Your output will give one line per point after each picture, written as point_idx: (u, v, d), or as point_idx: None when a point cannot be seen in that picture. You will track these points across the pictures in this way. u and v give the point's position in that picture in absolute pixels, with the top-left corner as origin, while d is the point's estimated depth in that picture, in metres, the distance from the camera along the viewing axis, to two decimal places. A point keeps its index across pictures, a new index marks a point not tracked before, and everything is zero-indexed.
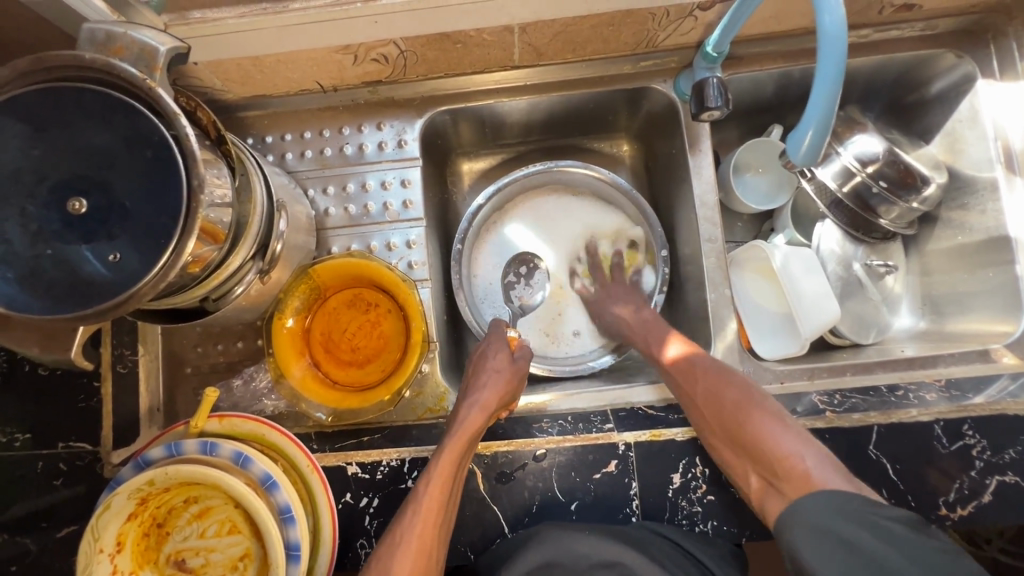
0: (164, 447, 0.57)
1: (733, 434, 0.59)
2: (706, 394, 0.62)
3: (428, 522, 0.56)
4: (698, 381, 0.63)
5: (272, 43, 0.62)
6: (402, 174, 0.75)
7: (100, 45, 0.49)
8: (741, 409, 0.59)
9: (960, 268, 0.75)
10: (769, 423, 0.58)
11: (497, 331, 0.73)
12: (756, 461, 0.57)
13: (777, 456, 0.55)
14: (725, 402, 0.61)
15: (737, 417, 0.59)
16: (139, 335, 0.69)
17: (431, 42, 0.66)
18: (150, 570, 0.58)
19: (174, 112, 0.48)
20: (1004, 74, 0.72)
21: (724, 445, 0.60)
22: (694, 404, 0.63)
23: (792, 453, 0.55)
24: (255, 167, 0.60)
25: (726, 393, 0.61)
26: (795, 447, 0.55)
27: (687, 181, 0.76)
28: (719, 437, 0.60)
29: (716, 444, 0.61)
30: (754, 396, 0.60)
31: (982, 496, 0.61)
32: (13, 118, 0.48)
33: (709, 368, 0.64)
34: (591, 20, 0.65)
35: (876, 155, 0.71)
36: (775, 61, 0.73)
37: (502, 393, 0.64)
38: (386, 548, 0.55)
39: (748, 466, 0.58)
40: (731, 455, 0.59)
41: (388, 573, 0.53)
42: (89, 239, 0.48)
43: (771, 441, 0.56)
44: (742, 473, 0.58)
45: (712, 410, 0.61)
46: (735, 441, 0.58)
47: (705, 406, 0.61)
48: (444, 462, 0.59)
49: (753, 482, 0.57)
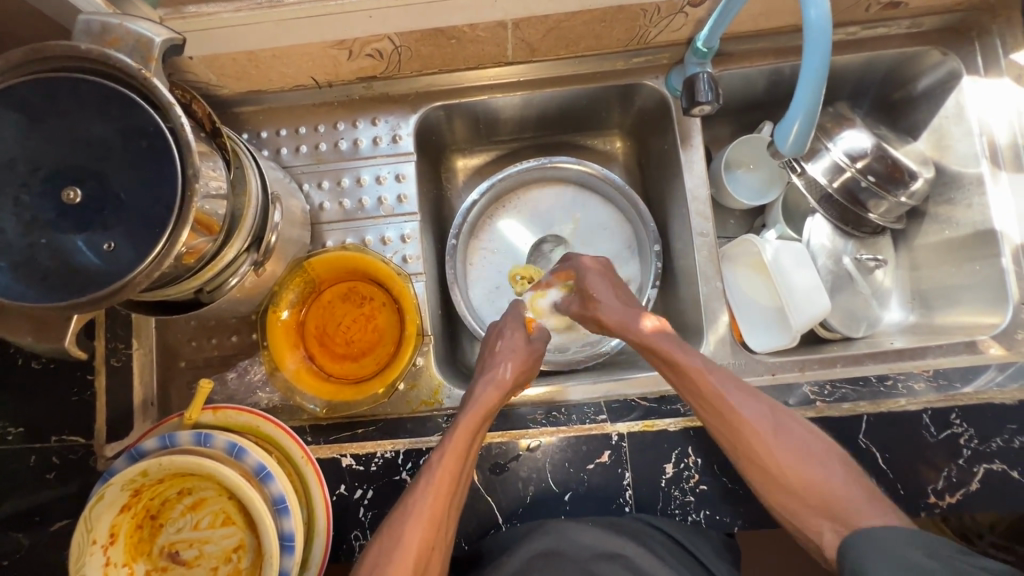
0: (158, 439, 0.57)
1: (814, 491, 0.55)
2: (783, 445, 0.57)
3: (440, 494, 0.56)
4: (774, 431, 0.58)
5: (268, 37, 0.63)
6: (397, 169, 0.76)
7: (95, 37, 0.49)
8: (815, 458, 0.56)
9: (947, 262, 0.76)
10: (846, 479, 0.55)
11: (517, 311, 0.74)
12: (832, 516, 0.54)
13: (863, 516, 0.53)
14: (806, 456, 0.56)
15: (818, 474, 0.55)
16: (134, 329, 0.70)
17: (425, 38, 0.67)
18: (144, 562, 0.58)
19: (168, 103, 0.48)
20: (988, 70, 0.73)
21: (794, 497, 0.56)
22: (767, 455, 0.57)
23: (879, 516, 0.52)
24: (251, 160, 0.61)
25: (804, 445, 0.57)
26: (882, 511, 0.53)
27: (679, 176, 0.76)
28: (794, 491, 0.56)
29: (780, 495, 0.57)
30: (827, 448, 0.57)
31: (970, 484, 0.62)
32: (8, 108, 0.48)
33: (780, 416, 0.59)
34: (583, 16, 0.66)
35: (864, 150, 0.72)
36: (765, 58, 0.74)
37: (518, 373, 0.66)
38: (398, 514, 0.56)
39: (824, 522, 0.55)
40: (804, 510, 0.56)
41: (400, 540, 0.54)
42: (83, 229, 0.48)
43: (854, 501, 0.54)
44: (810, 526, 0.55)
45: (795, 466, 0.56)
46: (814, 498, 0.55)
47: (785, 463, 0.56)
48: (459, 433, 0.60)
49: (825, 536, 0.55)
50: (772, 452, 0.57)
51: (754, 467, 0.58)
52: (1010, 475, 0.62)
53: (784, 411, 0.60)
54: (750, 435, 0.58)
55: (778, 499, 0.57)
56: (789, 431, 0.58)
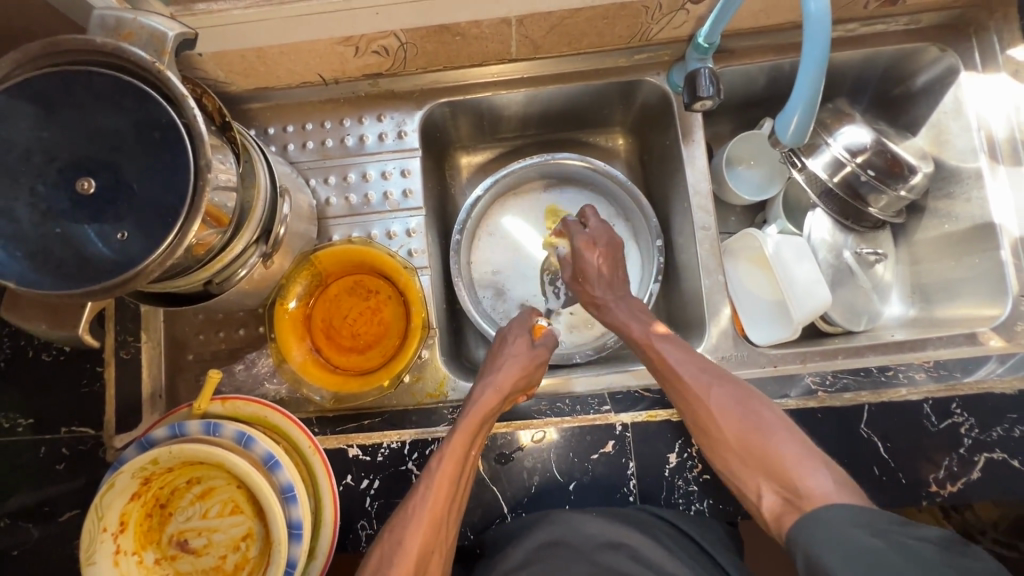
0: (167, 428, 0.58)
1: (752, 450, 0.57)
2: (718, 408, 0.60)
3: (440, 497, 0.57)
4: (711, 392, 0.61)
5: (276, 34, 0.64)
6: (403, 164, 0.77)
7: (110, 30, 0.50)
8: (753, 420, 0.59)
9: (947, 255, 0.77)
10: (785, 439, 0.57)
11: (522, 319, 0.75)
12: (773, 477, 0.56)
13: (797, 473, 0.54)
14: (745, 418, 0.59)
15: (755, 433, 0.58)
16: (142, 322, 0.70)
17: (430, 35, 0.68)
18: (153, 550, 0.59)
19: (182, 95, 0.49)
20: (985, 66, 0.74)
21: (736, 457, 0.58)
22: (710, 419, 0.60)
23: (811, 473, 0.54)
24: (260, 154, 0.62)
25: (745, 408, 0.60)
26: (815, 467, 0.54)
27: (681, 171, 0.77)
28: (735, 451, 0.58)
29: (725, 456, 0.59)
30: (768, 411, 0.60)
31: (971, 473, 0.62)
32: (24, 100, 0.49)
33: (723, 381, 0.62)
34: (586, 13, 0.67)
35: (864, 145, 0.73)
36: (764, 55, 0.75)
37: (517, 377, 0.66)
38: (399, 519, 0.57)
39: (762, 482, 0.57)
40: (744, 469, 0.58)
41: (401, 546, 0.55)
42: (97, 219, 0.49)
43: (790, 459, 0.56)
44: (751, 487, 0.58)
45: (735, 428, 0.59)
46: (754, 459, 0.57)
47: (725, 425, 0.59)
48: (457, 439, 0.60)
49: (765, 498, 0.56)
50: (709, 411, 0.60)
51: (698, 430, 0.61)
52: (1011, 464, 0.62)
53: (730, 378, 0.63)
54: (688, 396, 0.62)
55: (722, 460, 0.60)
56: (731, 393, 0.61)
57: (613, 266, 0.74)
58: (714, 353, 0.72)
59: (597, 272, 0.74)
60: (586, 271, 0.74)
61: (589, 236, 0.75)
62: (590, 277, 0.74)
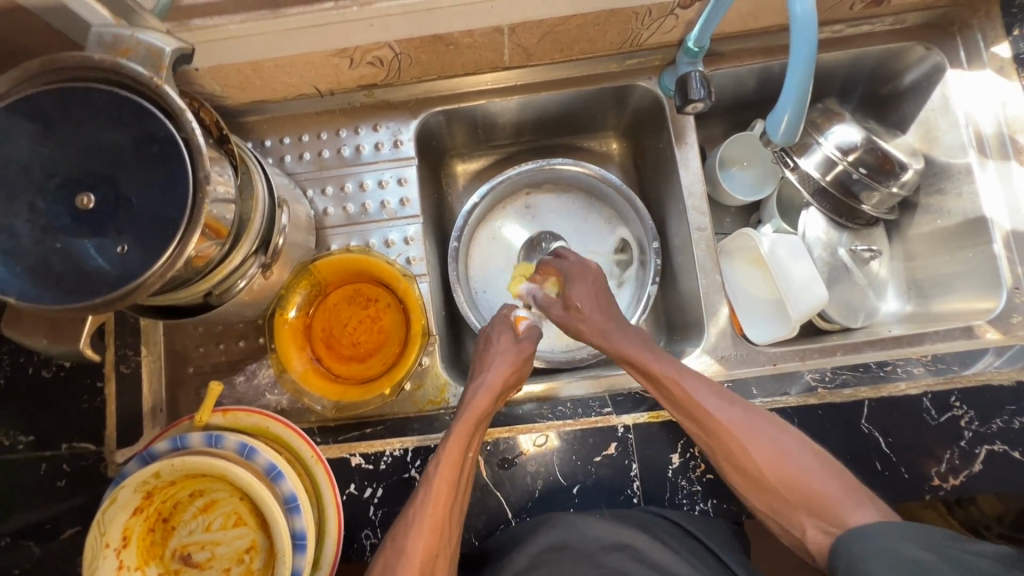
0: (168, 441, 0.58)
1: (793, 488, 0.57)
2: (759, 451, 0.58)
3: (439, 503, 0.57)
4: (752, 437, 0.59)
5: (272, 47, 0.65)
6: (399, 173, 0.77)
7: (108, 47, 0.50)
8: (796, 462, 0.58)
9: (941, 250, 0.78)
10: (824, 473, 0.57)
11: (501, 316, 0.75)
12: (816, 514, 0.56)
13: (843, 511, 0.55)
14: (780, 455, 0.58)
15: (796, 472, 0.57)
16: (142, 335, 0.71)
17: (425, 45, 0.69)
18: (156, 565, 0.58)
19: (180, 109, 0.49)
20: (971, 64, 0.75)
21: (776, 496, 0.58)
22: (747, 460, 0.59)
23: (858, 508, 0.55)
24: (257, 166, 0.62)
25: (779, 443, 0.59)
26: (860, 502, 0.55)
27: (674, 173, 0.78)
28: (777, 491, 0.58)
29: (761, 494, 0.59)
30: (801, 444, 0.59)
31: (973, 465, 0.63)
32: (23, 118, 0.49)
33: (754, 416, 0.61)
34: (577, 20, 0.68)
35: (855, 143, 0.74)
36: (754, 57, 0.76)
37: (507, 374, 0.67)
38: (401, 527, 0.57)
39: (805, 518, 0.57)
40: (786, 507, 0.58)
41: (404, 552, 0.55)
42: (96, 233, 0.49)
43: (833, 495, 0.56)
44: (795, 524, 0.58)
45: (772, 466, 0.58)
46: (796, 496, 0.57)
47: (763, 464, 0.58)
48: (451, 444, 0.60)
49: (806, 531, 0.57)
50: (746, 453, 0.59)
51: (737, 473, 0.60)
52: (1012, 455, 0.63)
53: (757, 412, 0.61)
54: (725, 439, 0.60)
55: (761, 498, 0.59)
56: (763, 429, 0.60)
57: (605, 299, 0.75)
58: (713, 353, 0.72)
59: (592, 302, 0.74)
60: (582, 299, 0.74)
61: (579, 269, 0.75)
62: (581, 305, 0.73)
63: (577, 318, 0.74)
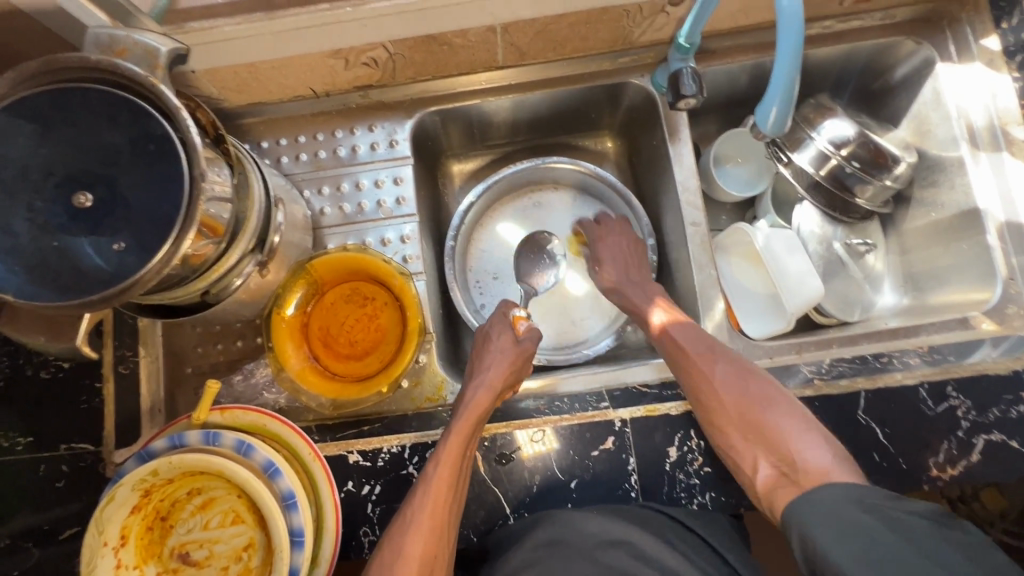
0: (167, 439, 0.58)
1: (752, 423, 0.60)
2: (721, 382, 0.63)
3: (439, 502, 0.57)
4: (719, 372, 0.63)
5: (268, 49, 0.65)
6: (395, 172, 0.78)
7: (105, 48, 0.51)
8: (758, 400, 0.61)
9: (935, 243, 0.78)
10: (789, 418, 0.60)
11: (500, 315, 0.75)
12: (771, 450, 0.59)
13: (798, 449, 0.57)
14: (747, 392, 0.62)
15: (757, 408, 0.61)
16: (140, 336, 0.71)
17: (418, 45, 0.70)
18: (154, 564, 0.58)
19: (176, 108, 0.50)
20: (961, 57, 0.76)
21: (739, 433, 0.60)
22: (713, 395, 0.62)
23: (813, 446, 0.57)
24: (253, 166, 0.63)
25: (746, 383, 0.63)
26: (815, 441, 0.57)
27: (669, 170, 0.79)
28: (734, 423, 0.61)
29: (721, 428, 0.61)
30: (770, 390, 0.62)
31: (971, 456, 0.63)
32: (20, 119, 0.50)
33: (725, 359, 0.65)
34: (569, 18, 0.69)
35: (847, 138, 0.74)
36: (745, 54, 0.77)
37: (506, 374, 0.66)
38: (399, 527, 0.57)
39: (759, 455, 0.59)
40: (741, 441, 0.60)
41: (403, 555, 0.55)
42: (93, 232, 0.49)
43: (791, 437, 0.58)
44: (747, 461, 0.59)
45: (736, 399, 0.61)
46: (753, 429, 0.60)
47: (727, 397, 0.62)
48: (451, 445, 0.60)
49: (761, 472, 0.58)
50: (711, 383, 0.63)
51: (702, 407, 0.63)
52: (1009, 445, 0.63)
53: (733, 356, 0.66)
54: (693, 369, 0.64)
55: (718, 432, 0.61)
56: (733, 370, 0.64)
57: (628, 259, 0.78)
58: None
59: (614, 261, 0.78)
60: (605, 256, 0.79)
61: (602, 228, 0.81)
62: (618, 284, 0.77)
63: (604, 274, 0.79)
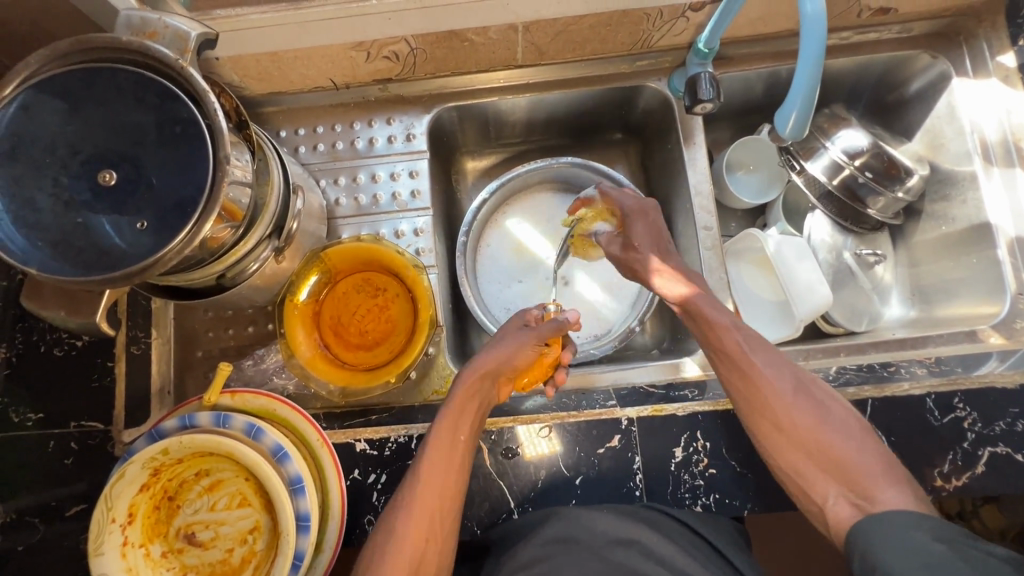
0: (178, 419, 0.58)
1: (827, 452, 0.55)
2: (796, 408, 0.57)
3: (436, 493, 0.57)
4: (795, 395, 0.58)
5: (291, 39, 0.66)
6: (411, 166, 0.79)
7: (136, 29, 0.52)
8: (834, 429, 0.56)
9: (944, 257, 0.78)
10: (865, 449, 0.55)
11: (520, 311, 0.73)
12: (845, 483, 0.54)
13: (875, 486, 0.52)
14: (826, 421, 0.57)
15: (834, 438, 0.55)
16: (153, 318, 0.72)
17: (440, 40, 0.70)
18: (160, 543, 0.59)
19: (204, 91, 0.50)
20: (976, 72, 0.76)
21: (806, 458, 0.56)
22: (787, 417, 0.57)
23: (888, 486, 0.52)
24: (274, 153, 0.63)
25: (823, 409, 0.57)
26: (895, 482, 0.52)
27: (683, 173, 0.79)
28: (807, 449, 0.56)
29: (791, 452, 0.57)
30: (847, 418, 0.57)
31: (976, 467, 0.63)
32: (51, 96, 0.51)
33: (802, 379, 0.60)
34: (590, 20, 0.70)
35: (860, 148, 0.75)
36: (762, 61, 0.78)
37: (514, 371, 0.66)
38: (391, 514, 0.57)
39: (831, 487, 0.54)
40: (812, 470, 0.56)
41: (393, 539, 0.54)
42: (115, 210, 0.50)
43: (869, 471, 0.53)
44: (817, 490, 0.55)
45: (810, 427, 0.56)
46: (826, 460, 0.55)
47: (801, 421, 0.57)
48: (457, 436, 0.60)
49: (829, 500, 0.54)
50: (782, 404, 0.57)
51: (768, 425, 0.58)
52: (1014, 458, 0.63)
53: (807, 376, 0.60)
54: (760, 386, 0.59)
55: (788, 455, 0.57)
56: (807, 392, 0.59)
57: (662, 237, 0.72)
58: None
59: (646, 240, 0.72)
60: (637, 238, 0.72)
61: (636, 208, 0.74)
62: (638, 242, 0.72)
63: (634, 257, 0.73)
